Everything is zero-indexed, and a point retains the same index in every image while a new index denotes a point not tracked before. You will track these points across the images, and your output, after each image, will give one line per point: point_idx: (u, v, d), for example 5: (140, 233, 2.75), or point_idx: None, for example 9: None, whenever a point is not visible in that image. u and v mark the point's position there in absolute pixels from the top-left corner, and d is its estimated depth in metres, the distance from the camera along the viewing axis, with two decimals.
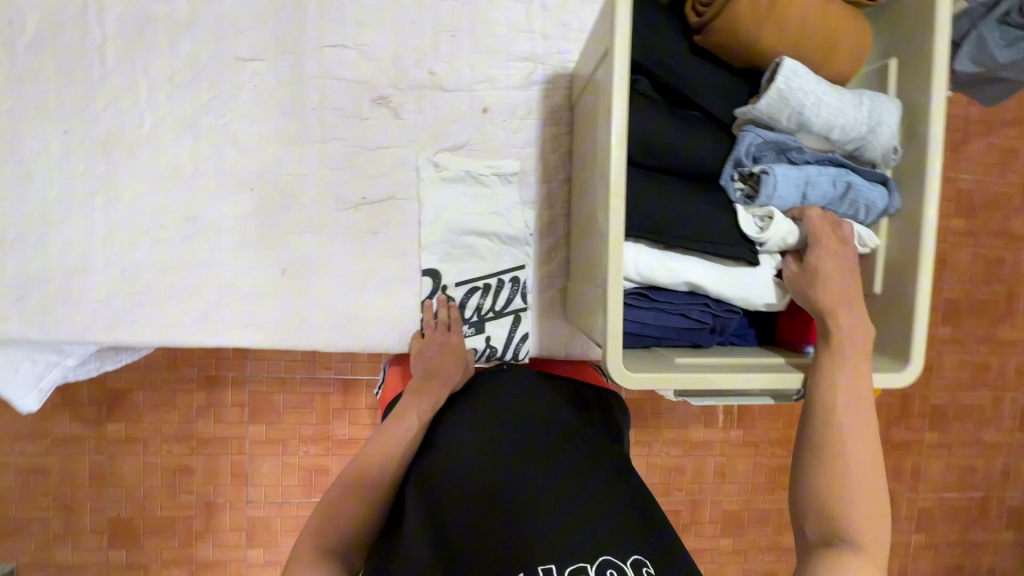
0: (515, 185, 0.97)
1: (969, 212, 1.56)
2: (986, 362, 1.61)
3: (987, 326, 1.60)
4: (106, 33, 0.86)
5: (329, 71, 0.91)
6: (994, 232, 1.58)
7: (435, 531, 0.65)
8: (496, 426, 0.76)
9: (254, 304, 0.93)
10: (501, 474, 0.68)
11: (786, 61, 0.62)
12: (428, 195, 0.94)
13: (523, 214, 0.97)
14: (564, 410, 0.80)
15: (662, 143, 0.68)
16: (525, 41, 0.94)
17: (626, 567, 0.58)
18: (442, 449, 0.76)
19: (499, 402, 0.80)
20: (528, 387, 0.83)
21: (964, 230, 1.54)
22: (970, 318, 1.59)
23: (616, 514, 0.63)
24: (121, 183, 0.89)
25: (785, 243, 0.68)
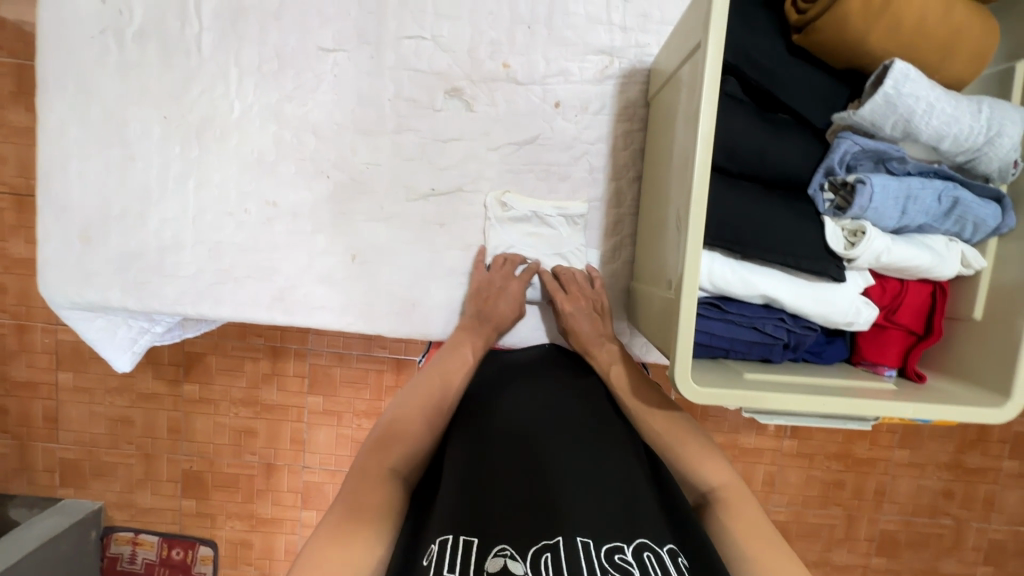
0: (581, 228, 0.97)
1: None
2: None
3: None
4: (203, 24, 0.91)
5: (406, 62, 0.93)
6: None
7: (471, 487, 0.66)
8: (528, 411, 0.79)
9: (325, 287, 0.98)
10: (536, 455, 0.71)
11: (898, 63, 0.57)
12: (498, 233, 0.97)
13: (586, 255, 0.98)
14: (590, 406, 0.82)
15: (746, 150, 0.65)
16: (604, 34, 0.92)
17: (661, 552, 0.60)
18: (493, 409, 0.80)
19: (529, 390, 0.83)
20: (553, 383, 0.86)
21: None
22: None
23: (645, 508, 0.66)
24: (211, 166, 0.94)
25: (878, 259, 0.64)
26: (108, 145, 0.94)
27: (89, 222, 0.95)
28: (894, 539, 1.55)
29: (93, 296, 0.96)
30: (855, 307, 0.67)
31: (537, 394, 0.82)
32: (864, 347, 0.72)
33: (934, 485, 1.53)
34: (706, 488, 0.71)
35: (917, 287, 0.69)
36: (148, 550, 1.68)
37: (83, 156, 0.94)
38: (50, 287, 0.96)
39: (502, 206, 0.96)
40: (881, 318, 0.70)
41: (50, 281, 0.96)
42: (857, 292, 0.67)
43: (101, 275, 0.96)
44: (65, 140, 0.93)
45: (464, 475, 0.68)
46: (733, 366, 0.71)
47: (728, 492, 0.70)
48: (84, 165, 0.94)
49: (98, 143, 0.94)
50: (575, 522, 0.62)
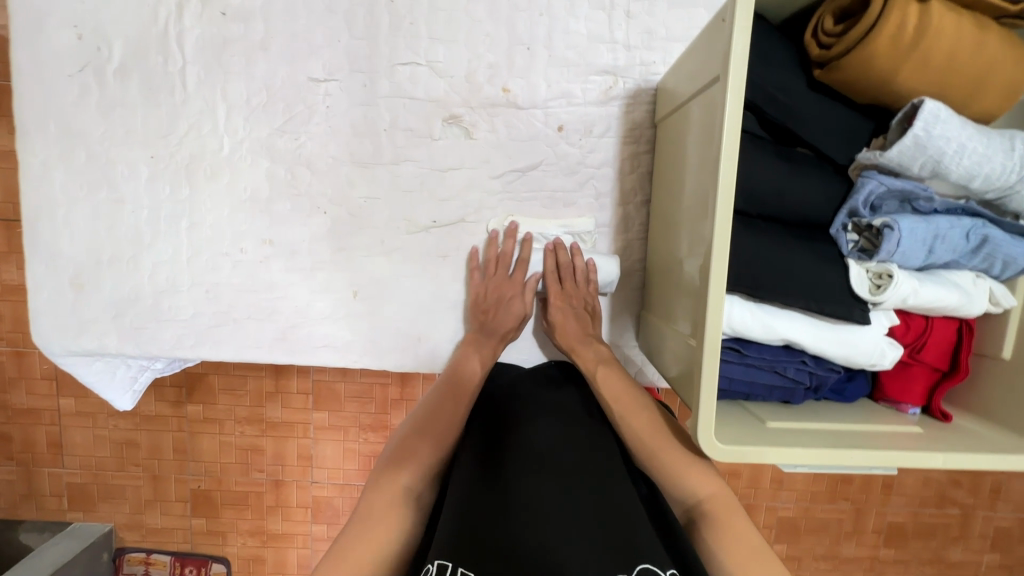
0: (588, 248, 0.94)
1: None
2: None
3: None
4: (187, 58, 0.87)
5: (401, 89, 0.89)
6: None
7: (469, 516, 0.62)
8: (530, 427, 0.74)
9: (331, 321, 0.95)
10: (538, 474, 0.66)
11: (929, 103, 0.54)
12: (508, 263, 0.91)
13: None
14: (595, 424, 0.77)
15: (764, 192, 0.63)
16: (607, 53, 0.88)
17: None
18: (494, 432, 0.76)
19: (531, 407, 0.79)
20: (554, 400, 0.81)
21: None
22: None
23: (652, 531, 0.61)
24: (204, 206, 0.91)
25: (903, 302, 0.61)
26: (95, 188, 0.90)
27: (80, 268, 0.91)
28: (902, 530, 1.56)
29: (89, 343, 0.93)
30: (880, 350, 0.65)
31: (539, 412, 0.78)
32: (888, 384, 0.70)
33: (940, 478, 1.54)
34: (691, 500, 0.68)
35: (943, 324, 0.66)
36: (161, 570, 1.68)
37: (69, 200, 0.90)
38: (44, 333, 0.93)
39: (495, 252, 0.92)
40: (906, 356, 0.68)
41: (44, 329, 0.93)
42: (881, 333, 0.65)
43: (97, 321, 0.93)
44: (51, 185, 0.89)
45: (461, 503, 0.64)
46: (753, 410, 0.69)
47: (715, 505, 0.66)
48: (71, 210, 0.90)
49: (84, 186, 0.90)
50: (575, 551, 0.57)
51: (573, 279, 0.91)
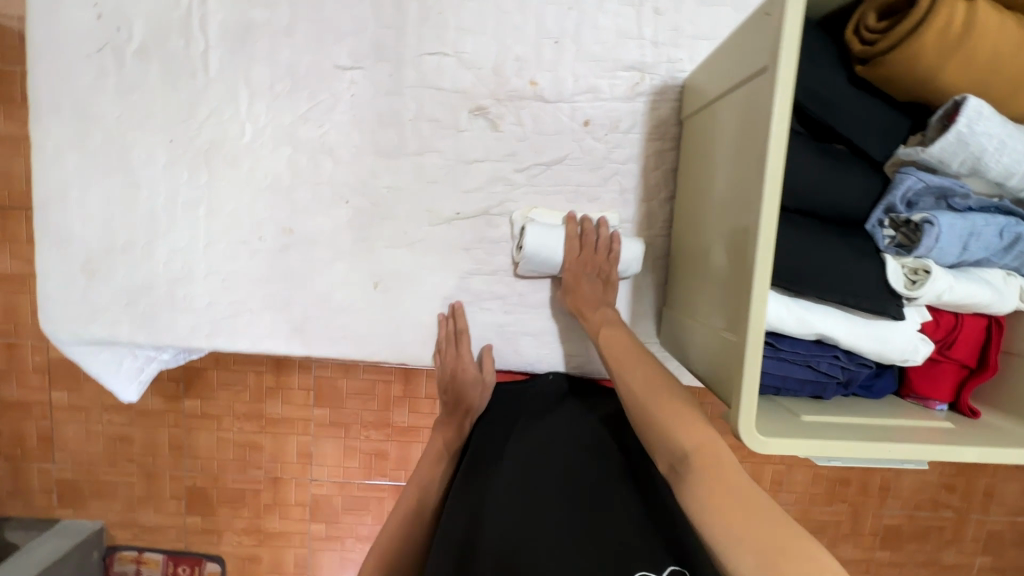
0: None
1: None
2: None
3: None
4: (209, 41, 0.85)
5: (428, 80, 0.88)
6: None
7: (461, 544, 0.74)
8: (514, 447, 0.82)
9: (349, 313, 0.93)
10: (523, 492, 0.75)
11: (972, 100, 0.55)
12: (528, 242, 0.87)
13: None
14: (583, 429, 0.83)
15: (803, 187, 0.63)
16: (634, 49, 0.88)
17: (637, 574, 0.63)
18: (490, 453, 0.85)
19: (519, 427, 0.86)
20: (541, 415, 0.88)
21: None
22: None
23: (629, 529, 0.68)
24: (223, 192, 0.89)
25: (939, 298, 0.62)
26: (109, 172, 0.87)
27: (92, 254, 0.89)
28: (898, 533, 1.58)
29: (99, 331, 0.91)
30: (912, 346, 0.65)
31: (529, 428, 0.85)
32: (915, 380, 0.70)
33: (937, 481, 1.56)
34: (677, 452, 0.63)
35: (973, 321, 0.67)
36: (153, 569, 1.63)
37: (82, 184, 0.88)
38: (53, 320, 0.91)
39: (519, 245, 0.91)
40: (935, 352, 0.69)
41: (53, 315, 0.91)
42: (914, 329, 0.65)
43: (108, 309, 0.91)
44: (64, 168, 0.87)
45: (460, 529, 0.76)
46: (785, 404, 0.69)
47: (702, 457, 0.60)
48: (84, 194, 0.88)
49: (98, 169, 0.87)
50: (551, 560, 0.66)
51: (594, 247, 0.89)
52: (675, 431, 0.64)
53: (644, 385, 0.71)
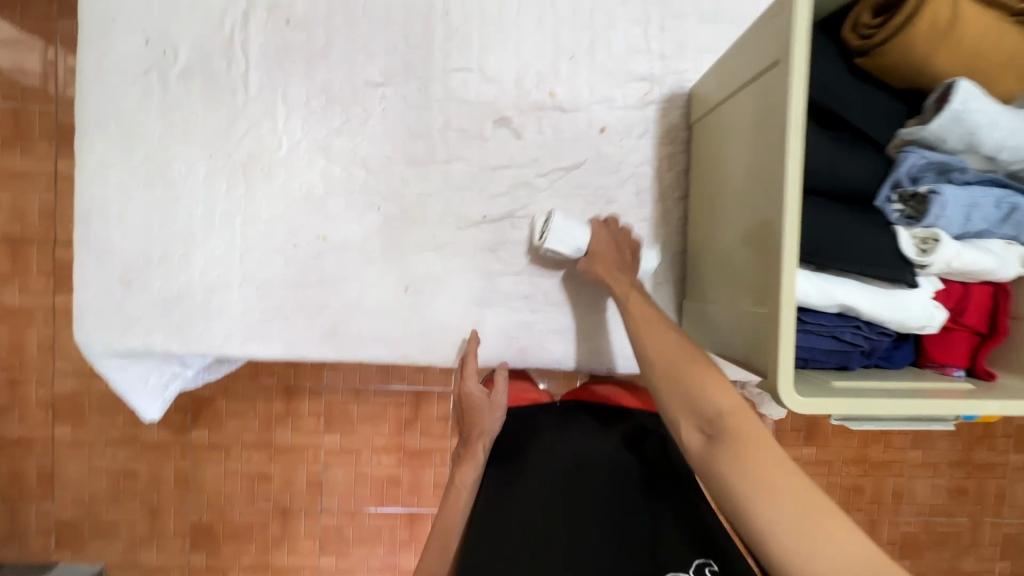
0: None
1: None
2: None
3: None
4: (249, 62, 0.91)
5: (454, 93, 0.94)
6: None
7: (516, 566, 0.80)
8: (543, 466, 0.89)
9: (379, 317, 0.96)
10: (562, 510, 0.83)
11: (962, 82, 0.62)
12: (550, 235, 0.90)
13: None
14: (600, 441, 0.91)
15: (817, 168, 0.68)
16: (644, 62, 0.96)
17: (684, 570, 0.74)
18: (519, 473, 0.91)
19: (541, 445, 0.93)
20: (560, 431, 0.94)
21: None
22: None
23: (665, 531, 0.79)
24: (258, 202, 0.93)
25: (949, 265, 0.67)
26: (149, 187, 0.91)
27: (129, 266, 0.92)
28: (915, 540, 1.59)
29: (134, 342, 0.92)
30: (932, 313, 0.70)
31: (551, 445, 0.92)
32: (931, 348, 0.75)
33: (947, 484, 1.59)
34: (710, 418, 0.67)
35: (980, 288, 0.72)
36: None
37: (122, 198, 0.91)
38: (86, 331, 0.92)
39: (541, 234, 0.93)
40: (948, 320, 0.73)
41: (87, 326, 0.92)
42: (928, 297, 0.70)
43: (142, 320, 0.92)
44: (105, 183, 0.91)
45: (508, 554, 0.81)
46: (813, 374, 0.73)
47: (735, 425, 0.65)
48: (123, 207, 0.91)
49: (137, 184, 0.91)
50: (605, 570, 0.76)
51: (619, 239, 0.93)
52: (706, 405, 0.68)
53: (668, 359, 0.74)
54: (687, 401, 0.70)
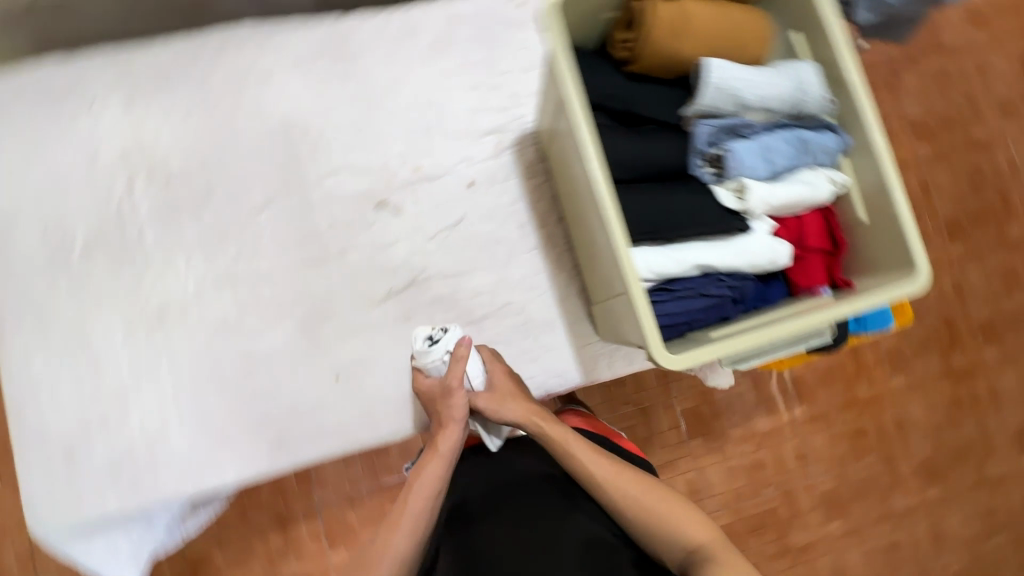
0: (527, 272, 1.07)
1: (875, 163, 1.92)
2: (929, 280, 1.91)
3: None
4: (143, 224, 1.00)
5: (332, 193, 1.04)
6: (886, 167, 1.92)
7: None
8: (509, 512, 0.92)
9: (322, 411, 1.00)
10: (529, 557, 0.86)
11: (709, 60, 0.74)
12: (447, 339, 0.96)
13: (543, 300, 1.06)
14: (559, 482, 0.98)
15: (632, 160, 0.79)
16: (487, 118, 1.09)
17: None
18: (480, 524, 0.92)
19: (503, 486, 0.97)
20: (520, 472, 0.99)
21: None
22: None
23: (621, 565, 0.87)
24: (180, 344, 0.99)
25: (768, 204, 0.77)
26: (75, 362, 0.96)
27: (71, 441, 0.94)
28: None
29: (93, 512, 0.94)
30: (778, 251, 0.79)
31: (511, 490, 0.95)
32: (795, 278, 0.82)
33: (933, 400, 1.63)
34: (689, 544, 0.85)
35: (810, 215, 0.81)
36: None
37: (52, 380, 0.96)
38: (40, 520, 0.93)
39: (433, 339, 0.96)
40: (796, 250, 0.81)
41: (40, 514, 0.93)
42: (765, 236, 0.79)
43: (94, 489, 0.94)
44: (33, 372, 0.95)
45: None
46: (699, 333, 0.80)
47: (714, 544, 0.84)
48: (53, 388, 0.95)
49: (64, 363, 0.96)
50: None
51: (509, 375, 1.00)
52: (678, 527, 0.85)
53: (627, 481, 0.89)
54: (662, 521, 0.86)
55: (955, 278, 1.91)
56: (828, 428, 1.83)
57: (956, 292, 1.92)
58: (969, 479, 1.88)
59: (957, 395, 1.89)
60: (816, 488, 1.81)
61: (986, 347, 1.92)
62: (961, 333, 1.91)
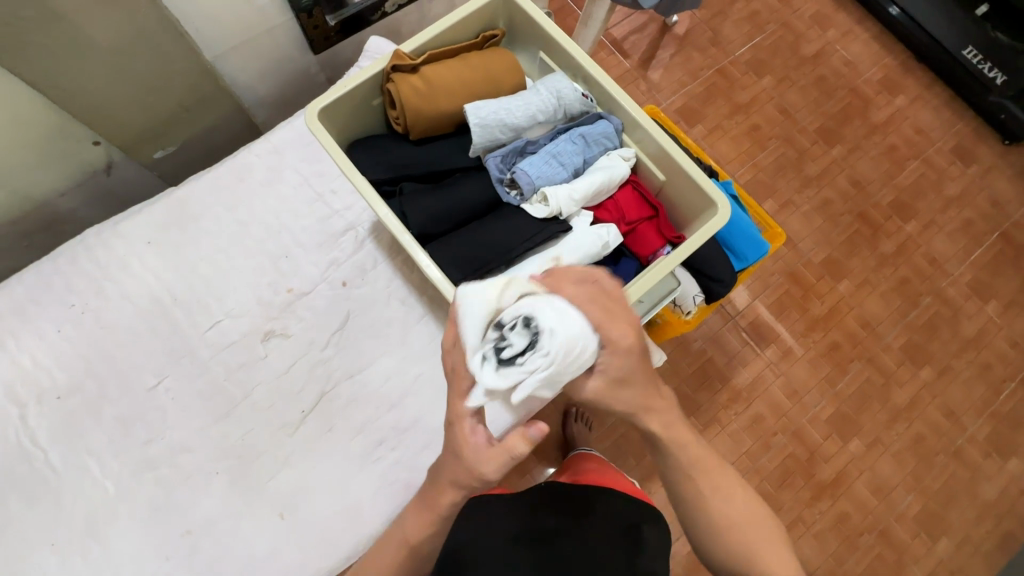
0: (426, 339, 1.10)
1: (730, 110, 2.05)
2: (826, 188, 2.00)
3: (797, 173, 2.01)
4: (45, 448, 1.00)
5: (219, 343, 1.08)
6: (739, 110, 2.06)
7: None
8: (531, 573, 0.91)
9: (278, 554, 0.98)
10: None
11: (469, 105, 0.84)
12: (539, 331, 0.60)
13: None
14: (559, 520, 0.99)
15: (445, 211, 0.85)
16: (339, 219, 1.15)
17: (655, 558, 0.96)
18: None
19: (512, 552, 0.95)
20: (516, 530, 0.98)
21: (716, 126, 2.03)
22: (779, 178, 2.00)
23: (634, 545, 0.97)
24: (118, 549, 0.97)
25: (575, 198, 0.84)
26: None
27: None
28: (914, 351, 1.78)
29: None
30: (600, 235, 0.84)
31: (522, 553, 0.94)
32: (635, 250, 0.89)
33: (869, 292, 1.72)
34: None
35: (623, 191, 0.89)
36: None
37: None
38: None
39: (500, 342, 0.60)
40: (624, 227, 0.89)
41: None
42: (588, 226, 0.86)
43: None
44: None
45: None
46: None
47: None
48: None
49: None
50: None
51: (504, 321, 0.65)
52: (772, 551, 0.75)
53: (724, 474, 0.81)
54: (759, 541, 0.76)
55: (847, 176, 2.01)
56: (802, 357, 1.84)
57: (854, 187, 2.01)
58: (953, 347, 1.89)
59: (902, 276, 1.94)
60: (819, 417, 1.79)
61: (906, 223, 1.99)
62: (878, 220, 1.99)
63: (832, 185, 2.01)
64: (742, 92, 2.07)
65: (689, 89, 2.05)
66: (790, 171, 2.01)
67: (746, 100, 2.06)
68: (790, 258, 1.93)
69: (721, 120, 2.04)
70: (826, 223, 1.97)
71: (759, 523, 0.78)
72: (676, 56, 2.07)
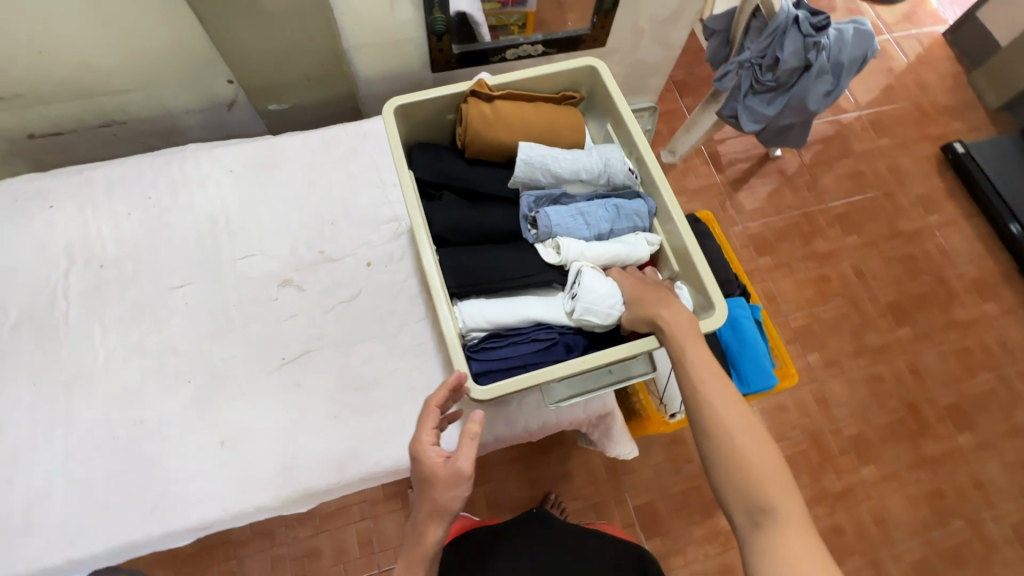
0: (416, 341, 1.14)
1: (802, 254, 2.02)
2: (879, 363, 1.89)
3: (852, 338, 1.92)
4: (69, 302, 1.13)
5: (244, 273, 1.18)
6: (811, 256, 2.03)
7: None
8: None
9: (204, 476, 1.02)
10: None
11: (523, 143, 0.92)
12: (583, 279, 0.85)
13: (429, 367, 1.12)
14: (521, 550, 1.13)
15: (467, 226, 0.92)
16: (389, 210, 1.25)
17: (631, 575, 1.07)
18: None
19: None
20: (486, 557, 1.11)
21: (784, 263, 2.00)
22: (832, 336, 1.91)
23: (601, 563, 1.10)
24: (80, 412, 1.05)
25: (584, 256, 0.89)
26: None
27: None
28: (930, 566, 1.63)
29: None
30: (608, 297, 0.84)
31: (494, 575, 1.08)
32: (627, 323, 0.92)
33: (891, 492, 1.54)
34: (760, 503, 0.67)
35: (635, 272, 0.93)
36: None
37: None
38: None
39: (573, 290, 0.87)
40: None
41: None
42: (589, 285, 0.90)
43: None
44: None
45: None
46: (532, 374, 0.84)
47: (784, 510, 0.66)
48: None
49: None
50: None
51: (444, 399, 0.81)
52: (752, 457, 0.69)
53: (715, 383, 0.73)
54: (738, 448, 0.70)
55: (906, 361, 1.89)
56: None
57: (911, 375, 1.88)
58: None
59: (937, 487, 1.75)
60: None
61: (959, 433, 1.82)
62: (927, 418, 1.83)
63: (887, 365, 1.90)
64: (820, 241, 2.04)
65: (768, 220, 2.05)
66: (846, 333, 1.92)
67: (822, 250, 2.03)
68: (817, 418, 1.81)
69: (790, 260, 2.01)
70: (868, 399, 1.84)
71: (767, 458, 0.69)
72: (766, 186, 2.09)
